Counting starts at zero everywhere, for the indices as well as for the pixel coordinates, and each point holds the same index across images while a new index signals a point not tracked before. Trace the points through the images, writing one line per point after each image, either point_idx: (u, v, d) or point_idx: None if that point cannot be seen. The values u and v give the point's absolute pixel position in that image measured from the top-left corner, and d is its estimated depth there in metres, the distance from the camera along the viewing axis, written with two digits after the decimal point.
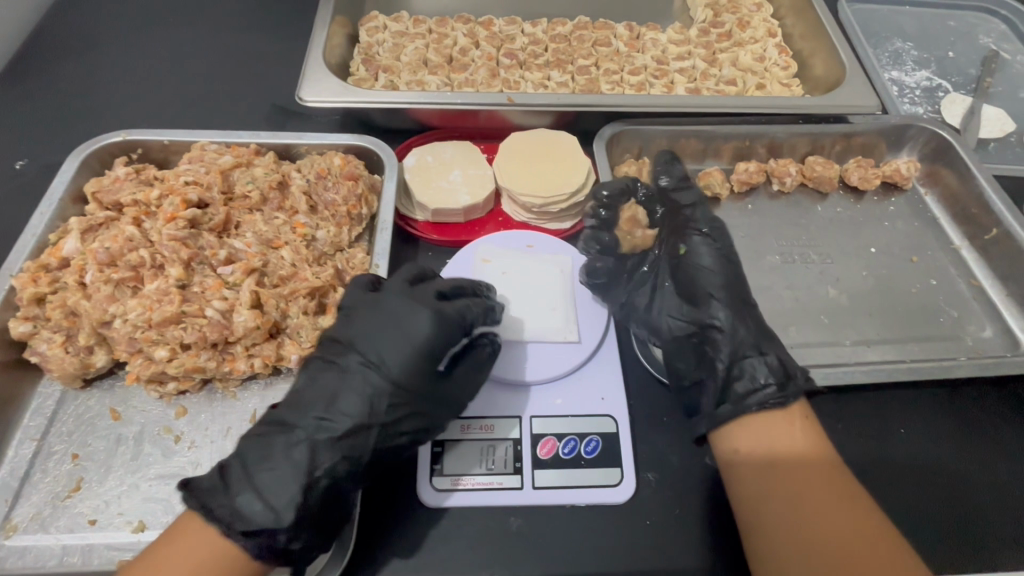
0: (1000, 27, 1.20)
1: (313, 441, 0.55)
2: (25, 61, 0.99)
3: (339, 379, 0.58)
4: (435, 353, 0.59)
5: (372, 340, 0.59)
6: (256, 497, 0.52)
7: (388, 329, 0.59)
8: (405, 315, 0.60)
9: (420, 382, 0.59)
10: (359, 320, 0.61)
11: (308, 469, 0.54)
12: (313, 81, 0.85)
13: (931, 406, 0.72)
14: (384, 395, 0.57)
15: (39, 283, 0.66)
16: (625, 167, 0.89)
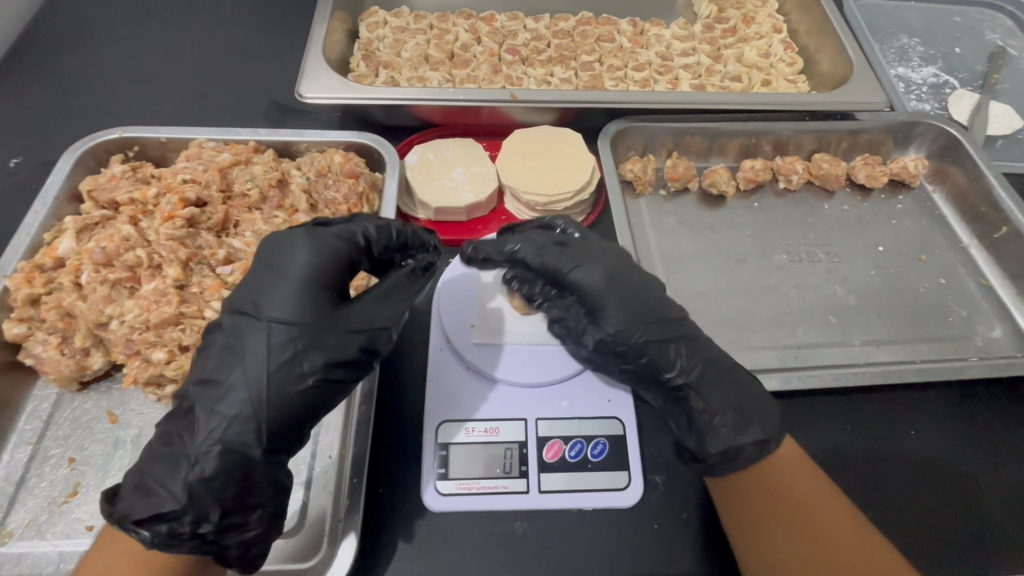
0: (1007, 23, 1.19)
1: (199, 409, 0.50)
2: (20, 57, 0.98)
3: (233, 339, 0.52)
4: (317, 282, 0.55)
5: (248, 289, 0.54)
6: (153, 485, 0.48)
7: (263, 271, 0.55)
8: (278, 251, 0.55)
9: (311, 315, 0.53)
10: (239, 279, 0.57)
11: (194, 442, 0.49)
12: (313, 77, 0.84)
13: (940, 407, 0.71)
14: (268, 334, 0.52)
15: (33, 283, 0.65)
16: (630, 165, 0.88)
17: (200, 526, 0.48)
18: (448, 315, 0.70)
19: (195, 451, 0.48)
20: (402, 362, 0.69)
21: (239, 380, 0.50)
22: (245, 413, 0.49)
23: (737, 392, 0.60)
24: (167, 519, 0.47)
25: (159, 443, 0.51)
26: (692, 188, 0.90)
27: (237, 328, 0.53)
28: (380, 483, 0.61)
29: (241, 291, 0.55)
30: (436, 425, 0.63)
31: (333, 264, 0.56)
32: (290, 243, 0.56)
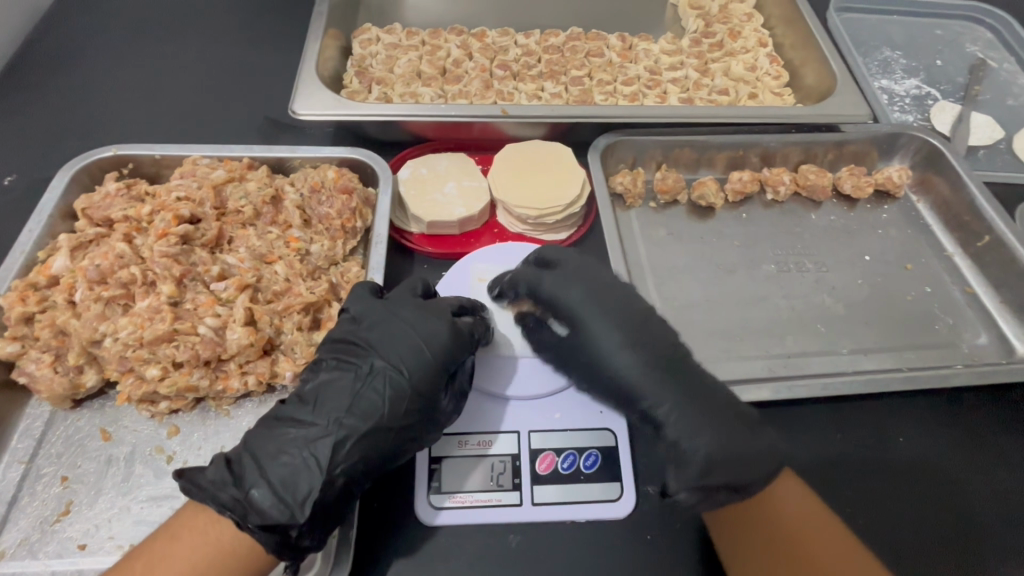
0: (987, 35, 1.22)
1: (332, 435, 0.54)
2: (13, 76, 0.98)
3: (368, 386, 0.56)
4: (451, 360, 0.59)
5: (394, 344, 0.58)
6: (272, 493, 0.51)
7: (409, 333, 0.59)
8: (424, 320, 0.60)
9: (434, 394, 0.58)
10: (378, 322, 0.60)
11: (328, 466, 0.53)
12: (307, 94, 0.85)
13: (922, 412, 0.72)
14: (404, 397, 0.56)
15: (27, 301, 0.65)
16: (620, 178, 0.89)
17: (304, 544, 0.51)
18: None
19: (325, 476, 0.52)
20: None
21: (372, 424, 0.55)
22: (367, 457, 0.55)
23: (727, 436, 0.61)
24: (279, 528, 0.50)
25: (269, 454, 0.53)
26: (681, 200, 0.92)
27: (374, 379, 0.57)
28: (373, 497, 0.61)
29: (377, 346, 0.59)
30: None
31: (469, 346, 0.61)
32: (437, 317, 0.60)
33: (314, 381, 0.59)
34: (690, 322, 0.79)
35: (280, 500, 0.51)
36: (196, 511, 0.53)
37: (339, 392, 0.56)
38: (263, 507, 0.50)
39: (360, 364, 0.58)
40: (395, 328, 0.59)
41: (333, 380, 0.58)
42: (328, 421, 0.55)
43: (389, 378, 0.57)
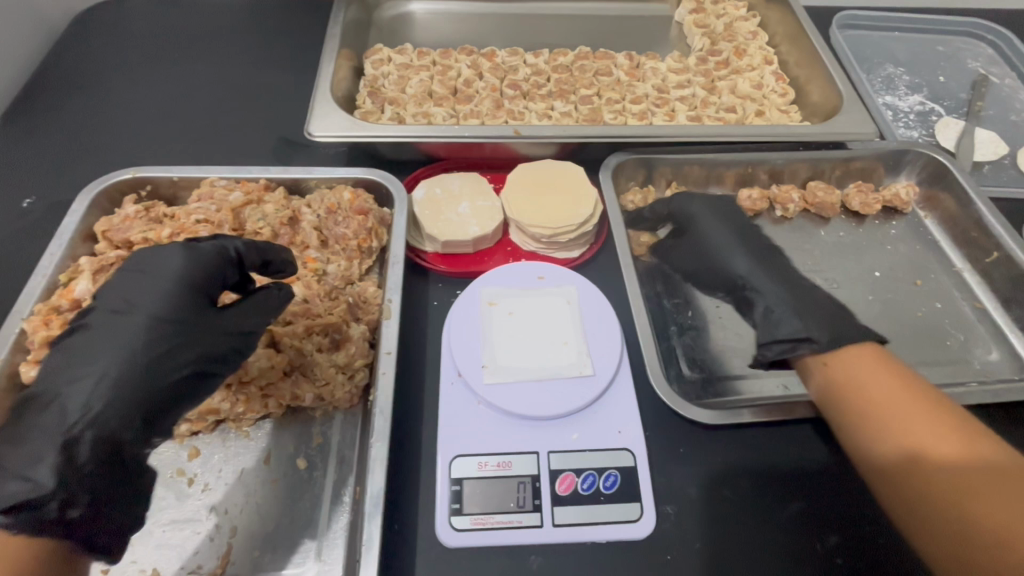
0: (988, 51, 1.24)
1: (87, 388, 0.49)
2: (32, 98, 1.00)
3: (120, 334, 0.52)
4: (195, 286, 0.56)
5: (130, 288, 0.54)
6: (18, 476, 0.45)
7: (135, 276, 0.55)
8: (152, 256, 0.57)
9: (187, 322, 0.54)
10: (119, 275, 0.56)
11: (70, 422, 0.47)
12: (321, 115, 0.86)
13: (842, 397, 0.61)
14: (157, 328, 0.53)
15: (50, 325, 0.65)
16: (631, 197, 0.92)
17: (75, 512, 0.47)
18: (461, 348, 0.71)
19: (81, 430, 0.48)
20: (414, 397, 0.70)
21: (134, 366, 0.50)
22: (130, 402, 0.50)
23: None
24: (26, 505, 0.45)
25: (21, 433, 0.47)
26: None
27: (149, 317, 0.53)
28: (394, 518, 0.61)
29: (145, 289, 0.54)
30: (450, 459, 0.64)
31: (213, 269, 0.58)
32: (161, 254, 0.57)
33: (63, 347, 0.52)
34: (704, 339, 0.79)
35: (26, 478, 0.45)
36: None
37: (83, 351, 0.51)
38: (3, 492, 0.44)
39: (93, 319, 0.53)
40: (131, 274, 0.55)
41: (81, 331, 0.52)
42: (85, 376, 0.49)
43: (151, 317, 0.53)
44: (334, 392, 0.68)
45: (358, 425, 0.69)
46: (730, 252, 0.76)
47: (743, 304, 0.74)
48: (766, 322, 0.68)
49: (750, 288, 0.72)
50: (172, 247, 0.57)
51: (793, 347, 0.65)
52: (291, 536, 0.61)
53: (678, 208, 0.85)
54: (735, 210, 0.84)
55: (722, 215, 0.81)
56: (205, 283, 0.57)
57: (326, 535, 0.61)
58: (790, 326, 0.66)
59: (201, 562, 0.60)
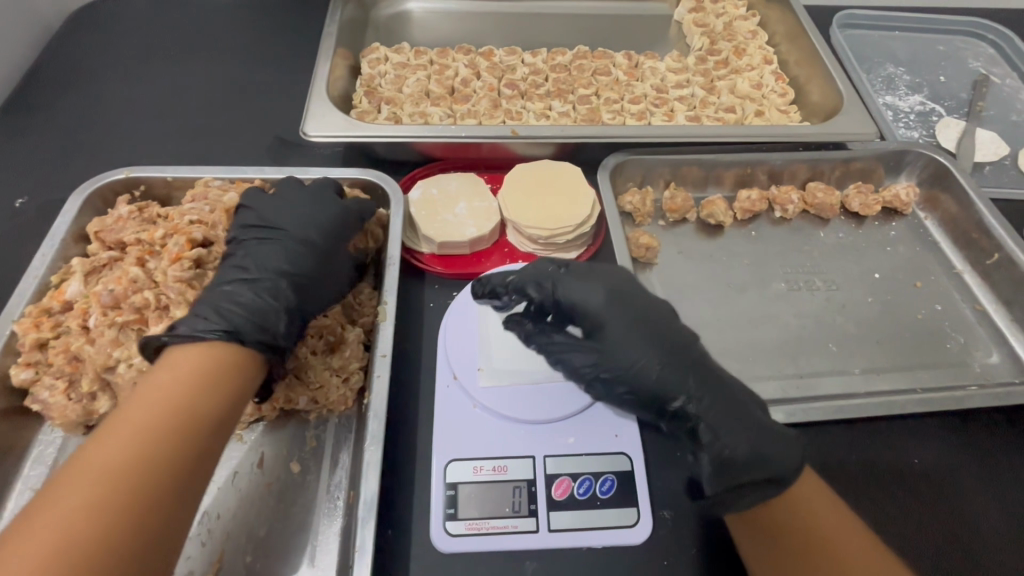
0: (989, 50, 1.23)
1: (294, 281, 0.64)
2: (25, 96, 0.99)
3: (304, 248, 0.66)
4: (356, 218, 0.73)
5: (310, 211, 0.69)
6: (256, 329, 0.58)
7: (302, 207, 0.70)
8: (317, 193, 0.72)
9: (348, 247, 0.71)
10: (284, 206, 0.69)
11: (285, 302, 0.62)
12: (317, 115, 0.86)
13: (762, 524, 0.55)
14: (337, 245, 0.69)
15: (41, 327, 0.65)
16: (629, 197, 0.90)
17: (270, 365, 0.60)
18: (456, 351, 0.71)
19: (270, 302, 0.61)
20: (408, 400, 0.69)
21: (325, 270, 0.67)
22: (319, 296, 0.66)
23: (756, 428, 0.56)
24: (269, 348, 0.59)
25: (239, 300, 0.60)
26: (690, 219, 0.92)
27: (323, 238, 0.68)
28: (388, 523, 0.61)
29: (319, 216, 0.69)
30: (444, 464, 0.63)
31: (365, 210, 0.75)
32: (314, 198, 0.71)
33: (241, 253, 0.66)
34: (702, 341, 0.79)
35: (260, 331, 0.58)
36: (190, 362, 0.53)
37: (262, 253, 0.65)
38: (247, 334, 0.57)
39: (281, 231, 0.67)
40: (305, 203, 0.70)
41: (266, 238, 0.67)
42: (287, 274, 0.64)
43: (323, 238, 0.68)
44: (328, 395, 0.67)
45: (352, 428, 0.68)
46: (625, 342, 0.61)
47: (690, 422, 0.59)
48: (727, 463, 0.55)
49: (699, 422, 0.58)
50: (319, 193, 0.72)
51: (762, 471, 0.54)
52: (285, 541, 0.61)
53: (607, 289, 0.63)
54: (629, 281, 0.65)
55: (637, 317, 0.61)
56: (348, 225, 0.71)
57: (320, 539, 0.61)
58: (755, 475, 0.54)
59: (192, 567, 0.59)
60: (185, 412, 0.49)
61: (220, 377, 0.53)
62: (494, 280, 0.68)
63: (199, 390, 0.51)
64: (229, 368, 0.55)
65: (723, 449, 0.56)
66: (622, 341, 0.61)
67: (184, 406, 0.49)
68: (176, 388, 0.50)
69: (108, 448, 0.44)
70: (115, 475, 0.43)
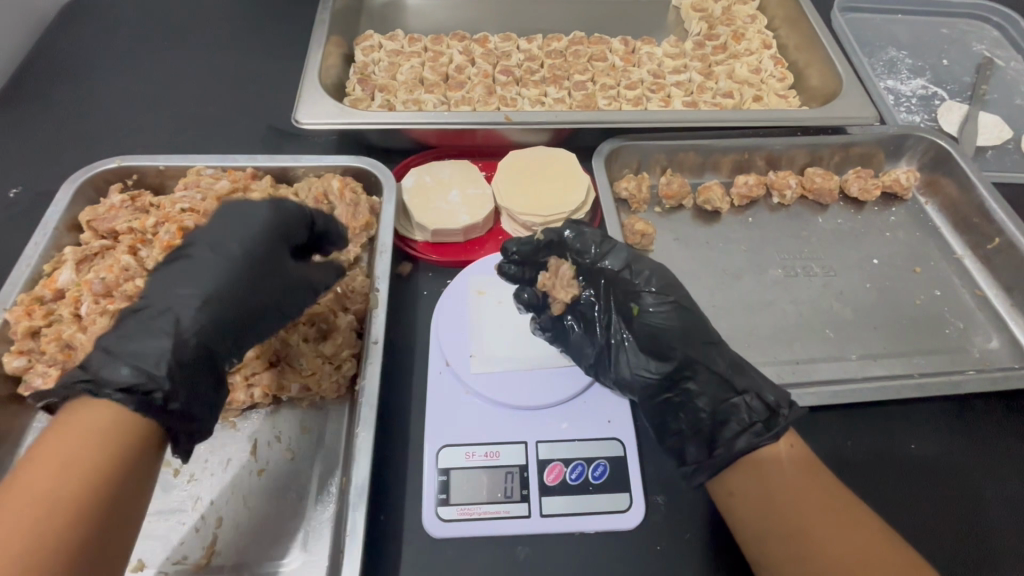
0: (994, 33, 1.21)
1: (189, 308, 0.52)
2: (19, 86, 0.99)
3: (209, 274, 0.54)
4: (283, 231, 0.60)
5: (230, 231, 0.58)
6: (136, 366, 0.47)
7: (230, 223, 0.59)
8: (241, 212, 0.60)
9: (273, 252, 0.59)
10: (215, 228, 0.58)
11: (180, 332, 0.50)
12: (309, 103, 0.85)
13: (743, 487, 0.55)
14: (240, 260, 0.56)
15: (33, 315, 0.65)
16: (625, 183, 0.89)
17: (127, 374, 0.47)
18: (449, 339, 0.70)
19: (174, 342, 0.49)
20: (402, 387, 0.69)
21: (239, 291, 0.55)
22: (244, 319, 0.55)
23: (749, 385, 0.58)
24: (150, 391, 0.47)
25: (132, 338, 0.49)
26: (687, 205, 0.91)
27: (207, 250, 0.56)
28: (381, 509, 0.61)
29: (248, 239, 0.58)
30: (436, 450, 0.63)
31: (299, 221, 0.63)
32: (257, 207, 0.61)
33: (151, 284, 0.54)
34: None
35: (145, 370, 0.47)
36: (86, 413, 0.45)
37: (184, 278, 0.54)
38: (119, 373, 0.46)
39: (196, 255, 0.56)
40: (245, 216, 0.60)
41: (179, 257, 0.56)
42: (194, 306, 0.52)
43: (225, 246, 0.57)
44: (320, 381, 0.67)
45: (344, 415, 0.68)
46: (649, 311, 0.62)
47: (676, 387, 0.60)
48: (717, 422, 0.57)
49: (694, 382, 0.59)
50: (263, 203, 0.61)
51: (749, 413, 0.56)
52: (278, 527, 0.61)
53: (650, 274, 0.63)
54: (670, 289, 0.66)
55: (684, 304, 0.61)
56: (287, 234, 0.61)
57: (312, 525, 0.61)
58: (734, 431, 0.56)
59: (186, 552, 0.59)
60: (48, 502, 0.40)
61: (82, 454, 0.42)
62: (524, 242, 0.67)
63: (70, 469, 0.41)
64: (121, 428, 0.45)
65: (720, 410, 0.57)
66: (670, 324, 0.60)
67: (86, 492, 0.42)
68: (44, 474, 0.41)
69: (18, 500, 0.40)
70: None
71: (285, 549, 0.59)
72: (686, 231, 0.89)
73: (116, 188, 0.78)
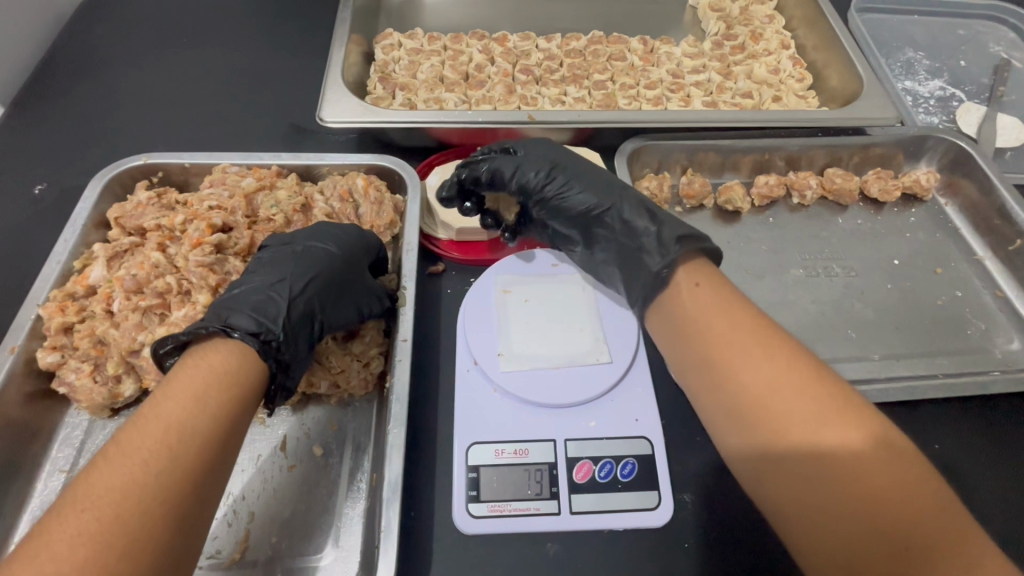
0: (1010, 34, 1.21)
1: (296, 285, 0.62)
2: (41, 84, 0.99)
3: (310, 263, 0.64)
4: (369, 239, 0.71)
5: (329, 234, 0.68)
6: (253, 318, 0.56)
7: (326, 230, 0.69)
8: (331, 227, 0.70)
9: (358, 253, 0.68)
10: (316, 232, 0.69)
11: (290, 296, 0.60)
12: (332, 102, 0.86)
13: (769, 467, 0.48)
14: (338, 258, 0.66)
15: (66, 311, 0.66)
16: (646, 182, 0.90)
17: (246, 326, 0.55)
18: (476, 338, 0.71)
19: (285, 304, 0.59)
20: (430, 385, 0.70)
21: (333, 280, 0.64)
22: (336, 304, 0.64)
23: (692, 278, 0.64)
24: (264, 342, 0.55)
25: (251, 301, 0.58)
26: (707, 205, 0.92)
27: (308, 246, 0.66)
28: (410, 505, 0.61)
29: (343, 241, 0.68)
30: (466, 447, 0.64)
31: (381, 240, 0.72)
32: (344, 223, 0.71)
33: (260, 264, 0.65)
34: None
35: (259, 324, 0.55)
36: (207, 352, 0.51)
37: (299, 262, 0.65)
38: (238, 321, 0.55)
39: (298, 247, 0.66)
40: (340, 226, 0.70)
41: (291, 247, 0.66)
42: (297, 284, 0.62)
43: (325, 245, 0.67)
44: (349, 378, 0.67)
45: (372, 413, 0.69)
46: (576, 189, 0.73)
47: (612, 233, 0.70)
48: (638, 244, 0.66)
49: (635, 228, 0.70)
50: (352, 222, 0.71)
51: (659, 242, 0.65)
52: (309, 522, 0.61)
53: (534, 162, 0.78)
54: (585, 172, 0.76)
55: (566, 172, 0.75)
56: (371, 242, 0.71)
57: (344, 521, 0.61)
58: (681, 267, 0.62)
59: (219, 547, 0.60)
60: (186, 426, 0.45)
61: (210, 392, 0.47)
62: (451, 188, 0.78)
63: (201, 400, 0.46)
64: (245, 365, 0.52)
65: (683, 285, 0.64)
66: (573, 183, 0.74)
67: (201, 417, 0.46)
68: (179, 404, 0.46)
69: (141, 436, 0.43)
70: (120, 494, 0.40)
71: (323, 541, 0.60)
72: (706, 230, 0.90)
73: (142, 184, 0.78)
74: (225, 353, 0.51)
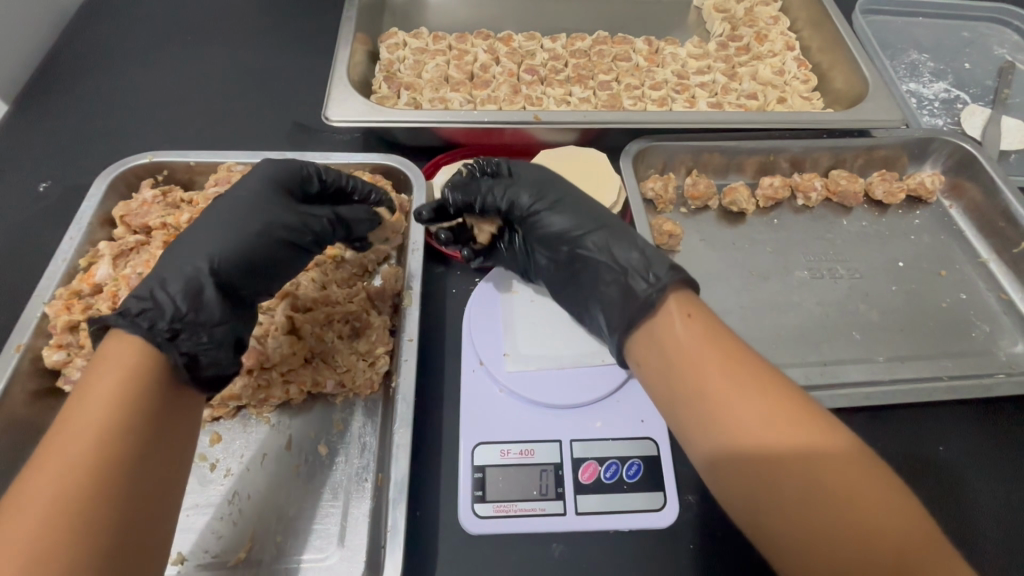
0: (1015, 37, 1.21)
1: (192, 253, 0.57)
2: (46, 82, 0.99)
3: (208, 223, 0.60)
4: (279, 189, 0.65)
5: (235, 192, 0.63)
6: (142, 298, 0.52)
7: (234, 191, 0.64)
8: (237, 187, 0.65)
9: (261, 204, 0.63)
10: (222, 194, 0.64)
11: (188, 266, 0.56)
12: (338, 101, 0.85)
13: (741, 475, 0.48)
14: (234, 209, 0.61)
15: (72, 309, 0.66)
16: (651, 183, 0.90)
17: (132, 308, 0.50)
18: (481, 338, 0.71)
19: (173, 274, 0.54)
20: (435, 385, 0.70)
21: (225, 234, 0.59)
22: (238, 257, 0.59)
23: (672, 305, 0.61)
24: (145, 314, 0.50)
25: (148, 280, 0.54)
26: (712, 206, 0.92)
27: (210, 210, 0.62)
28: (416, 504, 0.62)
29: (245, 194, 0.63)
30: (472, 447, 0.64)
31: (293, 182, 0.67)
32: (250, 177, 0.66)
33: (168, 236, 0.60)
34: None
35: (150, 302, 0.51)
36: (106, 346, 0.49)
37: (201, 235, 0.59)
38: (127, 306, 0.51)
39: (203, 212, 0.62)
40: (241, 183, 0.65)
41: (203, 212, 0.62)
42: (194, 252, 0.57)
43: (223, 202, 0.62)
44: (354, 378, 0.68)
45: (378, 412, 0.69)
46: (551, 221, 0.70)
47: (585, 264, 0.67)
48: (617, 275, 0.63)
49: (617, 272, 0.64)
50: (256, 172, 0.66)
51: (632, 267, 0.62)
52: (315, 522, 0.61)
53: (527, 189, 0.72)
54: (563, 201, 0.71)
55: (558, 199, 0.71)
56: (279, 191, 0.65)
57: (349, 521, 0.61)
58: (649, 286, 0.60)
59: (224, 546, 0.60)
60: (90, 427, 0.44)
61: (127, 389, 0.46)
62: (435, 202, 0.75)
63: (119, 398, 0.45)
64: (146, 357, 0.49)
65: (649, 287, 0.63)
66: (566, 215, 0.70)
67: (110, 417, 0.44)
68: (97, 402, 0.44)
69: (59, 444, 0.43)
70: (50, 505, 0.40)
71: (329, 542, 0.60)
72: (711, 231, 0.90)
73: (148, 181, 0.78)
74: (122, 343, 0.48)
